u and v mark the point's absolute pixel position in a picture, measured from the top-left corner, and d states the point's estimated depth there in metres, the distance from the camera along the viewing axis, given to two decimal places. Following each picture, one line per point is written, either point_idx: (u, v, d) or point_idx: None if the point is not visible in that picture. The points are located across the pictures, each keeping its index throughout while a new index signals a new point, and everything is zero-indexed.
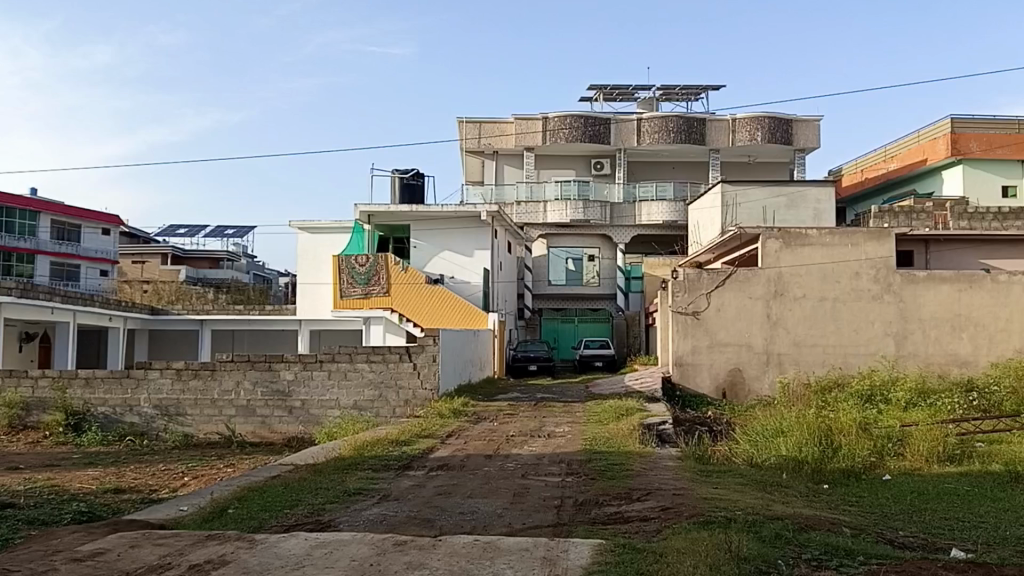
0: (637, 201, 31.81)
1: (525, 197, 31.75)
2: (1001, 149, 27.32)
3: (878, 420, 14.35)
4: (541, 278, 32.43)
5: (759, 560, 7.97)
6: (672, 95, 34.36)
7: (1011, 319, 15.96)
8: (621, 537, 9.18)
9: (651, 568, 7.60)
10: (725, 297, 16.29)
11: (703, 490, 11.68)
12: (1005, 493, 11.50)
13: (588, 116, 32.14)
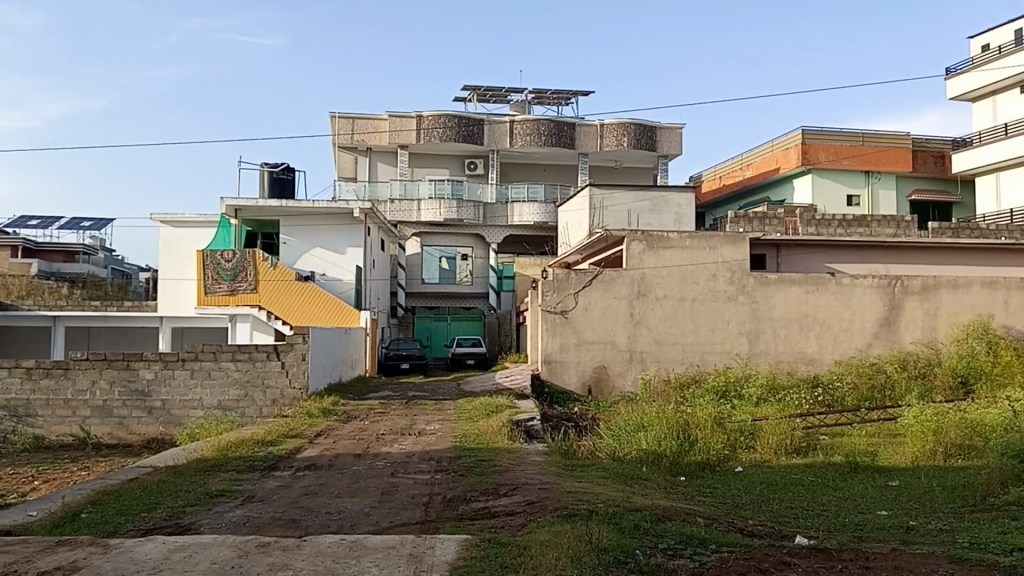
0: (509, 201, 32.37)
1: (399, 195, 31.51)
2: (847, 160, 29.63)
3: (731, 415, 15.02)
4: (415, 275, 32.65)
5: (618, 551, 8.14)
6: (544, 99, 34.91)
7: (853, 319, 17.01)
8: (487, 532, 9.31)
9: (514, 562, 7.76)
10: (592, 297, 16.75)
11: (568, 484, 11.97)
12: (846, 482, 12.23)
13: (462, 117, 32.15)
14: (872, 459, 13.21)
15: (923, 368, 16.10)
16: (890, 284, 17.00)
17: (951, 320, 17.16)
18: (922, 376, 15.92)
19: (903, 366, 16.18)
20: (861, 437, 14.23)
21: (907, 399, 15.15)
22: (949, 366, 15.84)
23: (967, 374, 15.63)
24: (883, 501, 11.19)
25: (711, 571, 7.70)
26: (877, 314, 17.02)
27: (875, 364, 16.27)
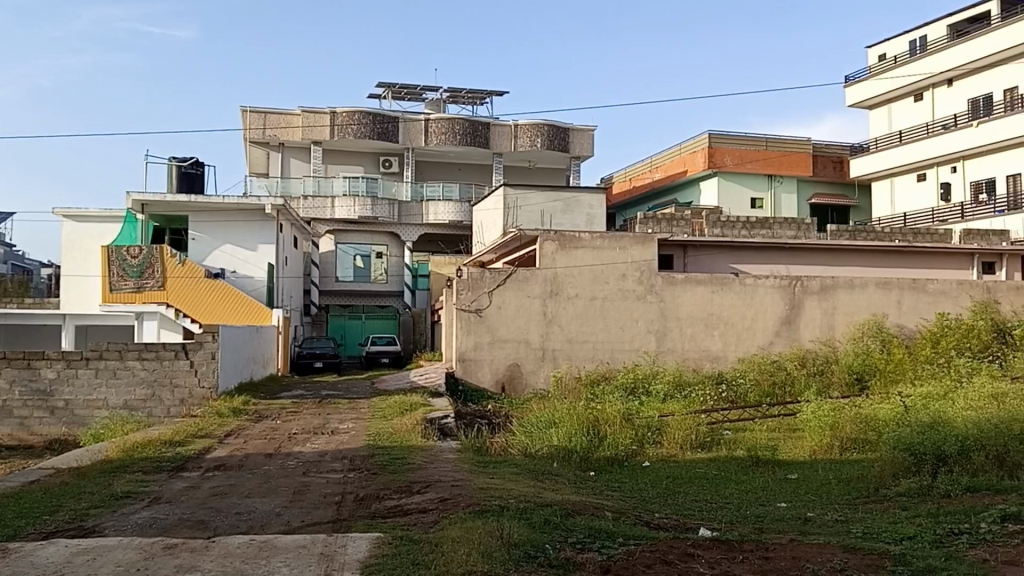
0: (424, 200, 32.60)
1: (313, 191, 31.62)
2: (750, 164, 32.84)
3: (640, 411, 15.15)
4: (329, 274, 32.74)
5: (528, 545, 8.26)
6: (459, 98, 35.03)
7: (755, 318, 17.81)
8: (399, 529, 9.23)
9: (426, 559, 7.86)
10: (506, 296, 17.11)
11: (481, 480, 11.64)
12: (748, 476, 12.00)
13: (377, 114, 32.24)
14: (772, 454, 13.01)
15: (822, 365, 16.79)
16: (790, 284, 17.83)
17: (849, 318, 18.10)
18: (820, 372, 16.59)
19: (802, 363, 16.84)
20: (762, 432, 14.40)
21: (805, 395, 15.74)
22: (846, 363, 16.52)
23: (863, 371, 16.29)
24: (784, 494, 10.95)
25: (619, 563, 7.87)
26: (778, 313, 17.86)
27: (776, 362, 16.92)
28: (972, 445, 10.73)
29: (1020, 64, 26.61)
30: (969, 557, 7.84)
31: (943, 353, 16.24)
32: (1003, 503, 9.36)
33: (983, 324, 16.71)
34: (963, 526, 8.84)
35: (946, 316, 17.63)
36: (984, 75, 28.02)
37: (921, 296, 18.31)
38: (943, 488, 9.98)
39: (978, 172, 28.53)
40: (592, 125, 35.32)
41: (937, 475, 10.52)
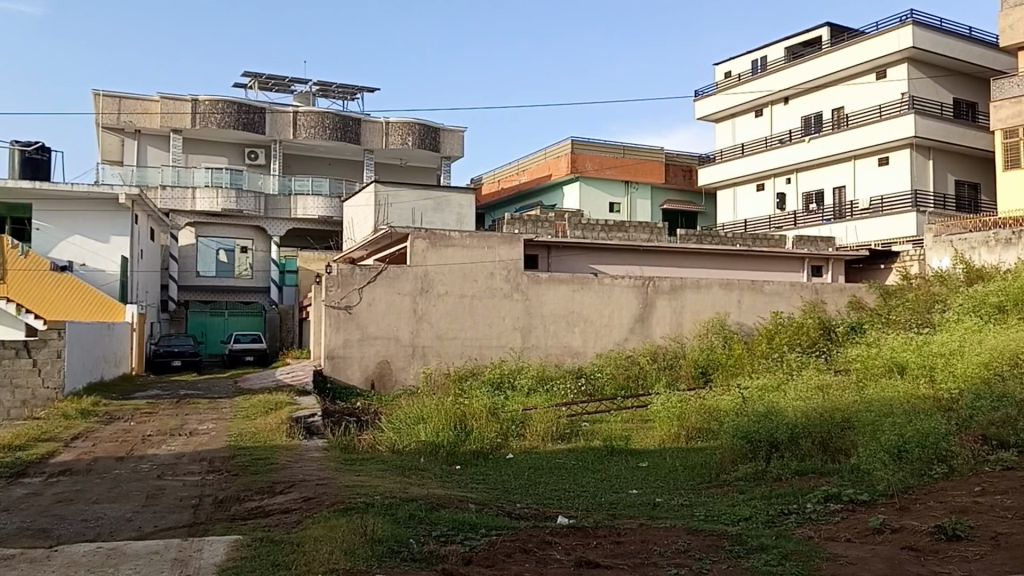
0: (292, 194, 31.97)
1: (171, 181, 30.05)
2: (608, 171, 34.50)
3: (505, 405, 15.44)
4: (189, 268, 31.32)
5: (392, 541, 8.45)
6: (329, 92, 34.54)
7: (612, 316, 18.81)
8: (260, 531, 9.18)
9: (286, 559, 7.91)
10: (376, 293, 17.13)
11: (346, 479, 11.64)
12: (603, 465, 12.36)
13: (242, 104, 31.28)
14: (626, 444, 13.45)
15: (671, 360, 17.92)
16: (643, 285, 19.01)
17: (696, 316, 19.47)
18: (669, 367, 17.68)
19: (654, 358, 17.90)
20: (617, 423, 14.92)
21: (656, 388, 16.69)
22: (693, 359, 17.67)
23: (706, 365, 17.54)
24: (634, 481, 11.40)
25: (479, 554, 8.21)
26: (632, 311, 18.95)
27: (630, 357, 17.91)
28: (800, 432, 11.41)
29: (846, 86, 29.44)
30: (796, 535, 8.68)
31: (777, 348, 17.62)
32: (827, 485, 10.24)
33: (812, 322, 18.34)
34: (792, 506, 9.67)
35: (780, 315, 19.29)
36: (816, 95, 30.73)
37: (760, 296, 19.94)
38: (774, 473, 10.72)
39: (809, 184, 31.02)
40: (463, 126, 35.88)
41: (770, 460, 11.24)
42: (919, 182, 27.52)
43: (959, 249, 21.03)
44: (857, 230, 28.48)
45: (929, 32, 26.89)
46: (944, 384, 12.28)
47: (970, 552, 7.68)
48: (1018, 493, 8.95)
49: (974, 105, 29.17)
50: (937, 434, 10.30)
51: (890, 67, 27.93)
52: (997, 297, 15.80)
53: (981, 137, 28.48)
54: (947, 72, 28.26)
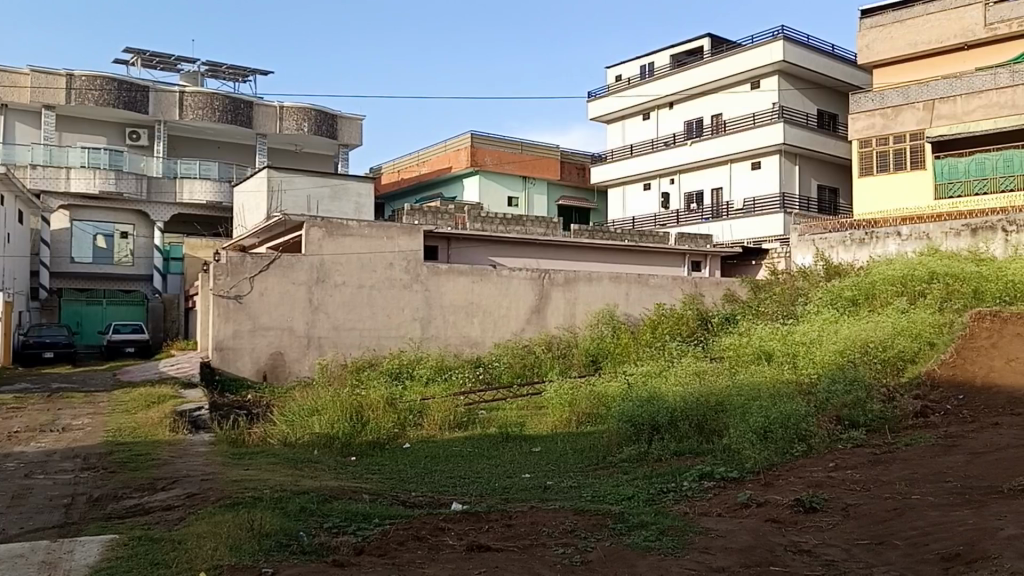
0: (178, 177, 30.62)
1: (43, 160, 28.24)
2: (508, 166, 34.97)
3: (403, 395, 15.53)
4: (62, 254, 29.32)
5: (281, 534, 8.51)
6: (219, 73, 33.21)
7: (509, 307, 19.31)
8: (139, 529, 8.95)
9: (167, 557, 7.80)
10: (269, 282, 16.81)
11: (234, 473, 11.48)
12: (498, 451, 12.72)
13: (122, 80, 29.57)
14: (520, 430, 13.86)
15: (564, 349, 18.51)
16: (539, 277, 19.62)
17: (587, 308, 20.28)
18: (562, 355, 18.27)
19: (548, 347, 18.48)
20: (512, 410, 15.35)
21: (550, 375, 17.27)
22: (584, 347, 18.38)
23: (596, 354, 18.27)
24: (527, 465, 11.85)
25: (371, 543, 8.40)
26: (528, 302, 19.53)
27: (526, 346, 18.42)
28: (679, 415, 12.18)
29: (724, 94, 31.21)
30: (673, 512, 9.37)
31: (659, 337, 18.62)
32: (702, 463, 11.06)
33: (691, 314, 19.46)
34: (670, 484, 10.40)
35: (663, 306, 20.39)
36: (698, 101, 32.33)
37: (644, 289, 21.04)
38: (656, 454, 11.45)
39: (691, 184, 32.65)
40: (361, 114, 35.46)
41: (652, 442, 11.95)
42: (787, 186, 29.61)
43: (820, 247, 22.81)
44: (732, 228, 30.35)
45: (797, 47, 28.96)
46: (805, 370, 13.42)
47: (823, 522, 8.60)
48: (865, 467, 10.05)
49: (835, 116, 31.63)
50: (798, 415, 11.34)
51: (763, 78, 29.80)
52: (851, 291, 17.38)
53: (840, 146, 30.95)
54: (812, 85, 30.53)
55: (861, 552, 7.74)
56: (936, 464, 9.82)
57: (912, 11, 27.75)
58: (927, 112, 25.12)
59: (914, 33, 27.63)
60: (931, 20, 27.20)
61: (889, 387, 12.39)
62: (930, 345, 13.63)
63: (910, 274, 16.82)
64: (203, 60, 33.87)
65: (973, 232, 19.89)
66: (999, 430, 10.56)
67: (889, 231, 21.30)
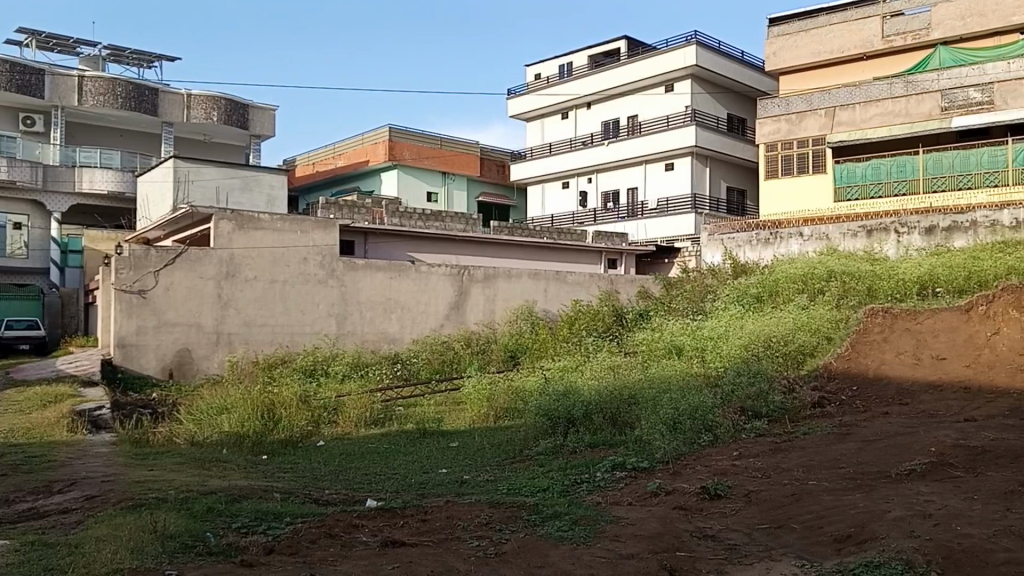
0: (77, 165, 29.30)
1: None
2: (426, 161, 34.84)
3: (318, 392, 15.22)
4: None
5: (186, 536, 8.26)
6: (122, 58, 31.64)
7: (427, 303, 19.25)
8: (32, 534, 8.48)
9: (63, 562, 7.42)
10: (175, 276, 16.21)
11: (138, 473, 11.04)
12: (415, 446, 12.65)
13: (15, 62, 27.82)
14: (437, 426, 13.83)
15: (483, 345, 18.57)
16: (458, 273, 19.64)
17: (505, 304, 20.48)
18: (481, 351, 18.34)
19: (467, 343, 18.52)
20: (430, 406, 15.32)
21: (468, 371, 17.31)
22: (503, 343, 18.48)
23: (515, 349, 18.39)
24: (444, 460, 11.86)
25: (282, 542, 8.26)
26: (447, 298, 19.53)
27: (445, 342, 18.42)
28: (593, 408, 12.48)
29: (640, 96, 32.04)
30: (585, 502, 9.61)
31: (576, 333, 18.95)
32: (614, 454, 11.38)
33: (606, 310, 19.89)
34: (584, 475, 10.64)
35: (580, 303, 20.79)
36: (614, 102, 33.08)
37: (562, 286, 21.39)
38: (571, 446, 11.68)
39: (608, 184, 33.28)
40: (273, 105, 34.49)
41: (567, 435, 12.18)
42: (698, 187, 30.61)
43: (728, 246, 23.66)
44: (646, 227, 31.06)
45: (708, 52, 29.97)
46: (712, 363, 13.93)
47: (727, 508, 9.01)
48: (766, 455, 10.57)
49: (743, 120, 32.91)
50: (704, 407, 11.82)
51: (676, 81, 30.74)
52: (756, 288, 18.17)
53: (747, 149, 32.21)
54: (722, 89, 31.67)
55: (761, 536, 8.16)
56: (831, 452, 10.43)
57: (816, 21, 29.14)
58: (829, 119, 26.46)
59: (817, 42, 29.02)
60: (834, 30, 28.65)
61: (789, 378, 13.03)
62: (827, 340, 14.39)
63: (810, 273, 17.71)
64: (105, 44, 32.23)
65: (868, 233, 21.05)
66: (888, 418, 11.29)
67: (792, 231, 22.33)
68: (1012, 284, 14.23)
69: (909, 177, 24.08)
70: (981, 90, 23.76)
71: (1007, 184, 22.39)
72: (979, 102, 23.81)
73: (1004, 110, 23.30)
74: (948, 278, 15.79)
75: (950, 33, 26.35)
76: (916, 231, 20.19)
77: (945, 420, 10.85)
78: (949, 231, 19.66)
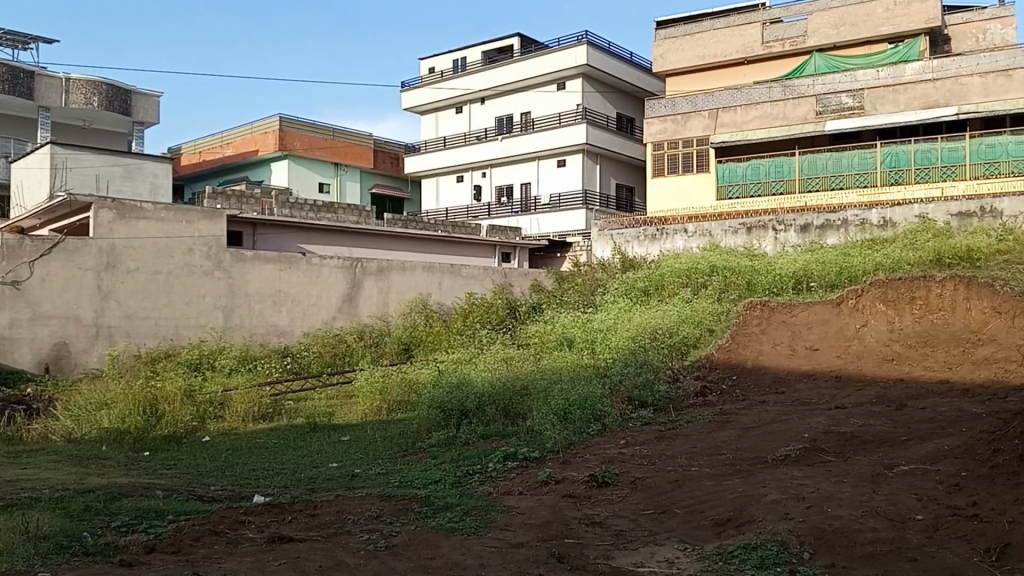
0: None
1: None
2: (318, 152, 34.55)
3: (204, 387, 14.81)
4: None
5: (60, 536, 7.96)
6: None
7: (319, 295, 19.04)
8: None
9: None
10: (52, 267, 15.52)
11: (9, 472, 10.51)
12: (305, 441, 12.48)
13: None
14: (328, 419, 13.69)
15: (377, 337, 18.51)
16: (351, 266, 19.51)
17: (399, 297, 20.44)
18: (375, 344, 18.28)
19: (360, 336, 18.40)
20: (321, 400, 15.16)
21: (360, 364, 17.23)
22: (397, 336, 18.48)
23: (409, 342, 18.42)
24: (334, 454, 11.76)
25: (164, 541, 8.04)
26: (339, 291, 19.36)
27: (337, 335, 18.23)
28: (486, 400, 12.62)
29: (531, 93, 32.55)
30: (477, 492, 9.73)
31: (470, 325, 19.09)
32: (506, 445, 11.51)
33: (500, 303, 20.13)
34: (476, 466, 10.76)
35: (474, 296, 21.02)
36: (507, 98, 33.43)
37: (456, 279, 21.57)
38: (464, 438, 11.76)
39: (501, 178, 33.47)
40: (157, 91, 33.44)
41: (460, 426, 12.30)
42: (589, 183, 31.28)
43: (617, 242, 24.19)
44: (538, 223, 31.22)
45: (598, 52, 30.72)
46: (603, 354, 14.33)
47: (614, 495, 9.30)
48: (651, 443, 10.92)
49: (631, 120, 33.96)
50: (593, 398, 12.15)
51: (568, 80, 31.36)
52: (643, 282, 18.76)
53: (636, 149, 33.16)
54: (611, 89, 32.56)
55: (646, 521, 8.45)
56: (712, 439, 10.87)
57: (701, 26, 30.37)
58: (711, 120, 27.48)
59: (702, 46, 30.17)
60: (717, 35, 29.89)
61: (674, 368, 13.49)
62: (709, 332, 14.96)
63: (694, 268, 18.38)
64: None
65: (748, 230, 21.90)
66: (766, 406, 11.84)
67: (677, 228, 23.06)
68: (879, 279, 14.97)
69: (786, 177, 25.18)
70: (852, 96, 25.14)
71: (874, 184, 23.76)
72: (849, 107, 25.19)
73: (872, 115, 24.68)
74: (821, 273, 16.53)
75: (824, 40, 27.79)
76: (792, 229, 21.16)
77: (817, 407, 11.46)
78: (822, 229, 20.73)
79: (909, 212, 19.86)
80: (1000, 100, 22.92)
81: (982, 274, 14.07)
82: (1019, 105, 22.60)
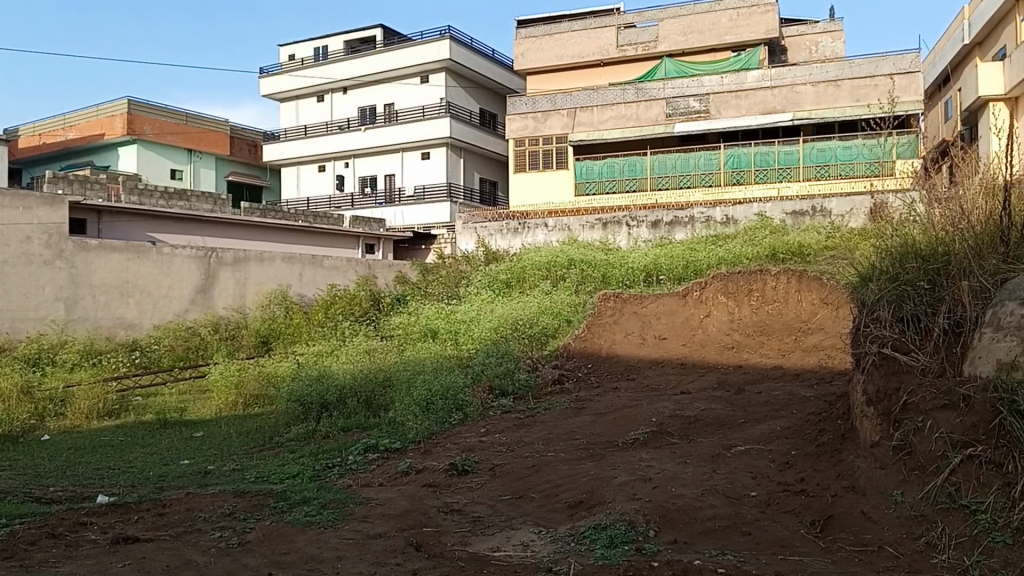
0: None
1: None
2: (171, 136, 33.23)
3: (42, 383, 13.97)
4: None
5: None
6: None
7: (171, 286, 18.30)
8: None
9: None
10: None
11: None
12: (154, 438, 12.05)
13: None
14: (179, 416, 13.31)
15: (233, 330, 18.06)
16: (205, 255, 18.86)
17: (257, 288, 19.96)
18: (231, 337, 17.84)
19: (215, 329, 17.92)
20: (172, 395, 14.68)
21: (215, 357, 16.79)
22: (254, 329, 18.10)
23: (268, 334, 18.09)
24: (186, 451, 11.43)
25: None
26: (193, 282, 18.67)
27: (190, 328, 17.65)
28: (347, 393, 12.64)
29: (394, 84, 32.61)
30: (336, 485, 9.74)
31: (331, 317, 18.91)
32: (367, 437, 11.55)
33: (364, 295, 20.04)
34: (336, 459, 10.73)
35: (337, 287, 20.85)
36: (371, 88, 33.21)
37: (318, 270, 21.32)
38: (323, 431, 11.71)
39: (365, 169, 33.02)
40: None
41: (320, 419, 12.25)
42: (452, 176, 31.53)
43: (480, 235, 24.50)
44: (403, 214, 31.18)
45: (461, 48, 31.14)
46: (465, 346, 14.63)
47: (473, 483, 9.54)
48: (510, 430, 11.24)
49: (494, 116, 34.76)
50: (455, 388, 12.38)
51: (432, 73, 31.62)
52: (505, 275, 19.27)
53: (501, 143, 33.84)
54: (475, 84, 33.11)
55: (503, 506, 8.72)
56: (568, 425, 11.33)
57: (560, 27, 31.22)
58: (570, 119, 28.30)
59: (559, 47, 30.98)
60: (576, 36, 30.85)
61: (533, 358, 13.96)
62: (567, 322, 15.56)
63: (553, 260, 18.97)
64: None
65: (604, 225, 22.76)
66: (617, 392, 12.44)
67: (538, 222, 23.62)
68: (722, 273, 15.97)
69: (639, 176, 26.32)
70: (699, 100, 26.52)
71: (719, 184, 25.19)
72: (696, 111, 26.56)
73: (717, 118, 26.10)
74: (670, 267, 17.40)
75: (673, 46, 29.30)
76: (643, 225, 22.19)
77: (665, 393, 12.14)
78: (671, 225, 21.84)
79: (749, 210, 21.22)
80: (831, 107, 24.72)
81: (812, 269, 15.27)
82: (847, 113, 24.45)
